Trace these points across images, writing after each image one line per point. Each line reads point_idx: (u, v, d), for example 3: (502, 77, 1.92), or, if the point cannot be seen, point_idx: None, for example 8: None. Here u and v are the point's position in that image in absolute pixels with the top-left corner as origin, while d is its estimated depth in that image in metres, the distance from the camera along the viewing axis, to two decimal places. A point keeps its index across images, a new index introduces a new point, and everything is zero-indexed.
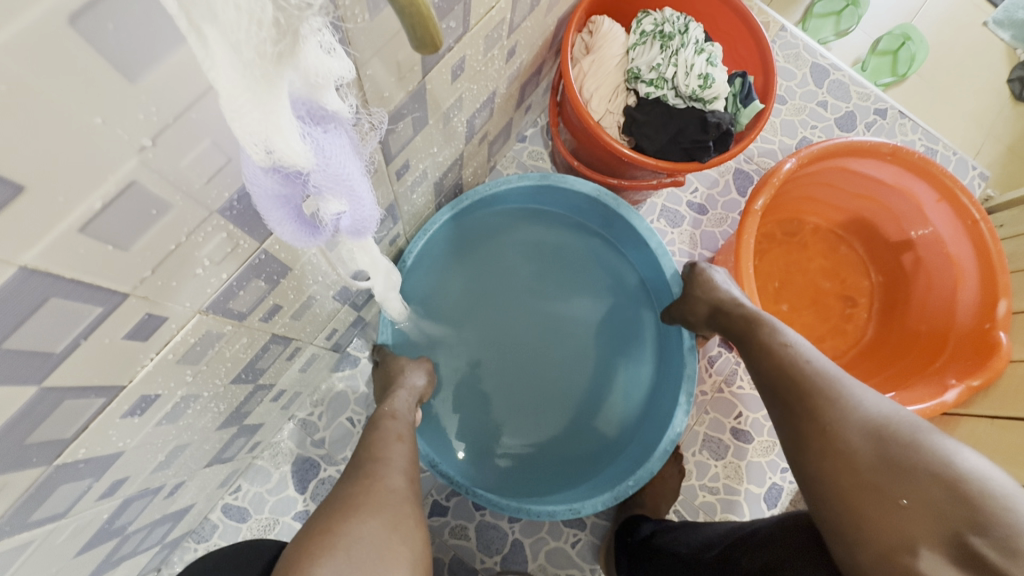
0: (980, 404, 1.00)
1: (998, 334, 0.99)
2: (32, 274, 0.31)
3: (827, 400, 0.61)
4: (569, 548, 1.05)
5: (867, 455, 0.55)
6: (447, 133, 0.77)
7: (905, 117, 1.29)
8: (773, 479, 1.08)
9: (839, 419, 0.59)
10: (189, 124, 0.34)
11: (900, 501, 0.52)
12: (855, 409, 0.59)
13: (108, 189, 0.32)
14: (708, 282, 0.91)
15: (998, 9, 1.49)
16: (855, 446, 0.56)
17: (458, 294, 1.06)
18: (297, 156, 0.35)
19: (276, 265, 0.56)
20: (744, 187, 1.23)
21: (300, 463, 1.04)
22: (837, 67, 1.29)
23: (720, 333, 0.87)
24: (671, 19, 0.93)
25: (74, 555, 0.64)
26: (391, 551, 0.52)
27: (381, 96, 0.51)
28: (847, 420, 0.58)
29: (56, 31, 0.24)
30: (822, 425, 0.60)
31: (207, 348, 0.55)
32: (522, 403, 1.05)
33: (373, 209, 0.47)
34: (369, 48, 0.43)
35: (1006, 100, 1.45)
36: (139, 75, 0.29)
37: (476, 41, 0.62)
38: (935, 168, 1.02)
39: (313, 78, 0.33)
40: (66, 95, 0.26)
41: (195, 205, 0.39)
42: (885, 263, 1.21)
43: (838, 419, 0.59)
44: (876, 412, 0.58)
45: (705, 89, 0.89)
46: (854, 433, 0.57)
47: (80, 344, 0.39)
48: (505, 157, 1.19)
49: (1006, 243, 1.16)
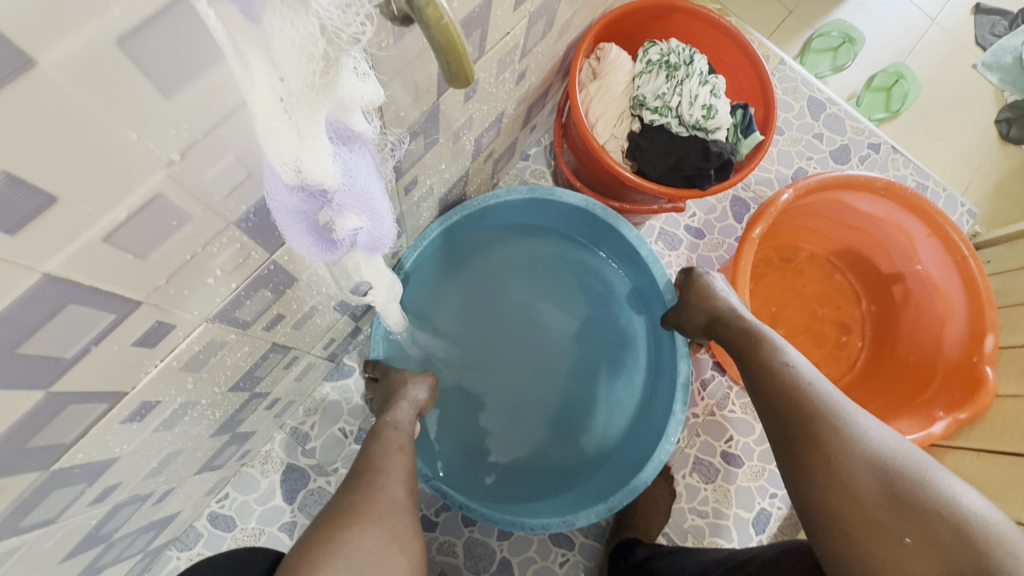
0: (967, 437, 1.02)
1: (984, 368, 1.01)
2: (54, 282, 0.31)
3: (831, 428, 0.62)
4: (557, 568, 1.04)
5: (871, 488, 0.57)
6: (456, 151, 0.78)
7: (897, 153, 1.33)
8: (762, 504, 1.09)
9: (845, 450, 0.60)
10: (217, 139, 0.34)
11: (905, 539, 0.53)
12: (860, 441, 0.60)
13: (134, 200, 0.32)
14: (707, 290, 0.91)
15: (986, 53, 1.55)
16: (859, 478, 0.57)
17: (455, 308, 1.07)
18: (325, 176, 0.36)
19: (284, 276, 0.57)
20: (741, 214, 1.25)
21: (289, 472, 1.03)
22: (833, 101, 1.32)
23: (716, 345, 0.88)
24: (677, 50, 0.96)
25: (60, 562, 0.63)
26: (390, 562, 0.52)
27: (397, 116, 0.52)
28: (852, 451, 0.59)
29: (106, 52, 0.25)
30: (826, 453, 0.60)
31: (209, 356, 0.55)
32: (517, 417, 1.05)
33: (391, 226, 0.48)
34: (392, 70, 0.44)
35: (993, 139, 1.49)
36: (175, 94, 0.29)
37: (489, 65, 0.64)
38: (926, 204, 1.05)
39: (345, 102, 0.34)
40: (109, 110, 0.27)
41: (214, 216, 0.40)
42: (876, 292, 1.23)
43: (842, 448, 0.60)
44: (881, 444, 0.60)
45: (708, 119, 0.91)
46: (858, 465, 0.58)
47: (90, 350, 0.39)
48: (508, 174, 1.20)
49: (993, 280, 1.18)
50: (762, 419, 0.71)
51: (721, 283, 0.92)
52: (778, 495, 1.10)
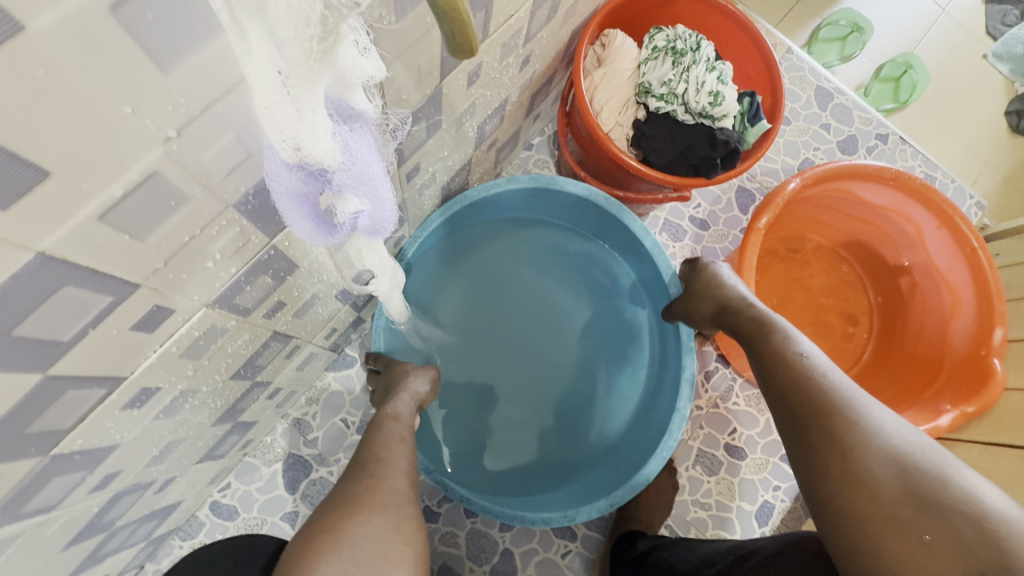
0: (973, 431, 1.01)
1: (992, 361, 1.00)
2: (49, 261, 0.31)
3: (848, 421, 0.61)
4: (559, 559, 1.04)
5: (889, 484, 0.56)
6: (458, 138, 0.77)
7: (905, 144, 1.31)
8: (765, 497, 1.08)
9: (861, 445, 0.59)
10: (215, 117, 0.34)
11: (924, 536, 0.53)
12: (877, 436, 0.59)
13: (130, 178, 0.31)
14: (714, 278, 0.90)
15: (997, 43, 1.53)
16: (877, 473, 0.57)
17: (458, 298, 1.06)
18: (325, 154, 0.35)
19: (284, 262, 0.56)
20: (746, 205, 1.24)
21: (292, 462, 1.03)
22: (841, 91, 1.31)
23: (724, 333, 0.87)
24: (683, 37, 0.94)
25: (62, 550, 0.63)
26: (394, 551, 0.52)
27: (400, 98, 0.51)
28: (870, 445, 0.59)
29: (98, 20, 0.24)
30: (842, 447, 0.60)
31: (210, 343, 0.55)
32: (520, 409, 1.04)
33: (393, 210, 0.47)
34: (394, 49, 0.43)
35: (1002, 131, 1.48)
36: (171, 67, 0.29)
37: (493, 49, 0.62)
38: (936, 195, 1.04)
39: (346, 76, 0.33)
40: (102, 83, 0.26)
41: (212, 198, 0.39)
42: (884, 284, 1.22)
43: (859, 443, 0.59)
44: (898, 439, 0.59)
45: (714, 106, 0.89)
46: (876, 459, 0.57)
47: (88, 333, 0.38)
48: (511, 164, 1.19)
49: (1002, 273, 1.17)
50: (774, 411, 0.71)
51: (728, 271, 0.91)
52: (781, 487, 1.09)
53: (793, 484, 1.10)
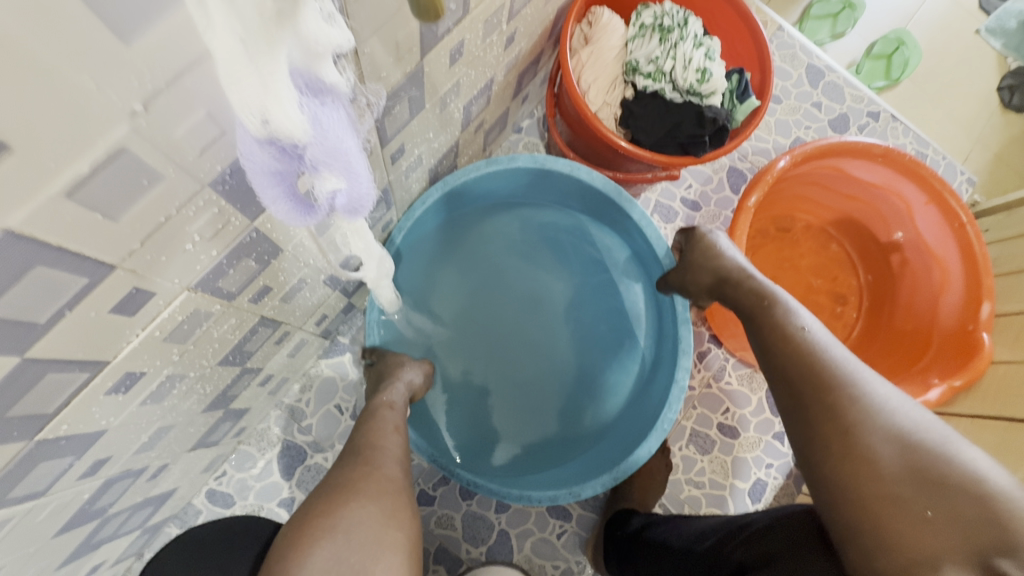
0: (961, 404, 1.02)
1: (980, 335, 1.00)
2: (17, 239, 0.30)
3: (851, 398, 0.61)
4: (554, 539, 1.06)
5: (892, 462, 0.56)
6: (443, 119, 0.76)
7: (896, 121, 1.30)
8: (757, 474, 1.10)
9: (864, 423, 0.59)
10: (183, 91, 0.33)
11: (926, 513, 0.53)
12: (879, 413, 0.60)
13: (98, 154, 0.31)
14: (710, 249, 0.90)
15: (990, 17, 1.51)
16: (880, 451, 0.57)
17: (449, 283, 1.06)
18: (294, 128, 0.35)
19: (267, 245, 0.55)
20: (738, 185, 1.24)
21: (287, 449, 1.03)
22: (832, 68, 1.30)
23: (721, 305, 0.87)
24: (670, 12, 0.92)
25: (53, 537, 0.63)
26: (387, 537, 0.52)
27: (378, 74, 0.50)
28: (871, 424, 0.59)
29: None
30: (846, 424, 0.60)
31: (194, 327, 0.54)
32: (515, 391, 1.05)
33: (370, 187, 0.47)
34: (369, 24, 0.43)
35: (995, 107, 1.47)
36: (133, 37, 0.28)
37: (475, 26, 0.61)
38: (924, 170, 1.04)
39: (312, 46, 0.33)
40: (58, 52, 0.26)
41: (187, 177, 0.38)
42: (874, 261, 1.22)
43: (861, 420, 0.59)
44: (901, 418, 0.59)
45: (702, 83, 0.89)
46: (877, 437, 0.58)
47: (65, 315, 0.38)
48: (500, 147, 1.18)
49: (991, 249, 1.17)
50: (774, 391, 0.71)
51: (726, 241, 0.91)
52: (774, 465, 1.10)
53: (785, 462, 1.11)
